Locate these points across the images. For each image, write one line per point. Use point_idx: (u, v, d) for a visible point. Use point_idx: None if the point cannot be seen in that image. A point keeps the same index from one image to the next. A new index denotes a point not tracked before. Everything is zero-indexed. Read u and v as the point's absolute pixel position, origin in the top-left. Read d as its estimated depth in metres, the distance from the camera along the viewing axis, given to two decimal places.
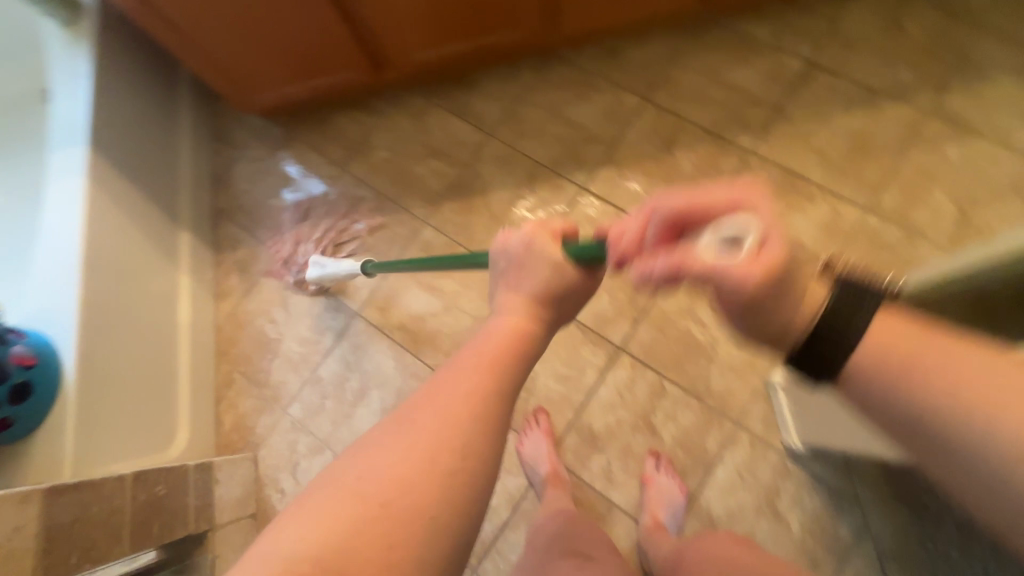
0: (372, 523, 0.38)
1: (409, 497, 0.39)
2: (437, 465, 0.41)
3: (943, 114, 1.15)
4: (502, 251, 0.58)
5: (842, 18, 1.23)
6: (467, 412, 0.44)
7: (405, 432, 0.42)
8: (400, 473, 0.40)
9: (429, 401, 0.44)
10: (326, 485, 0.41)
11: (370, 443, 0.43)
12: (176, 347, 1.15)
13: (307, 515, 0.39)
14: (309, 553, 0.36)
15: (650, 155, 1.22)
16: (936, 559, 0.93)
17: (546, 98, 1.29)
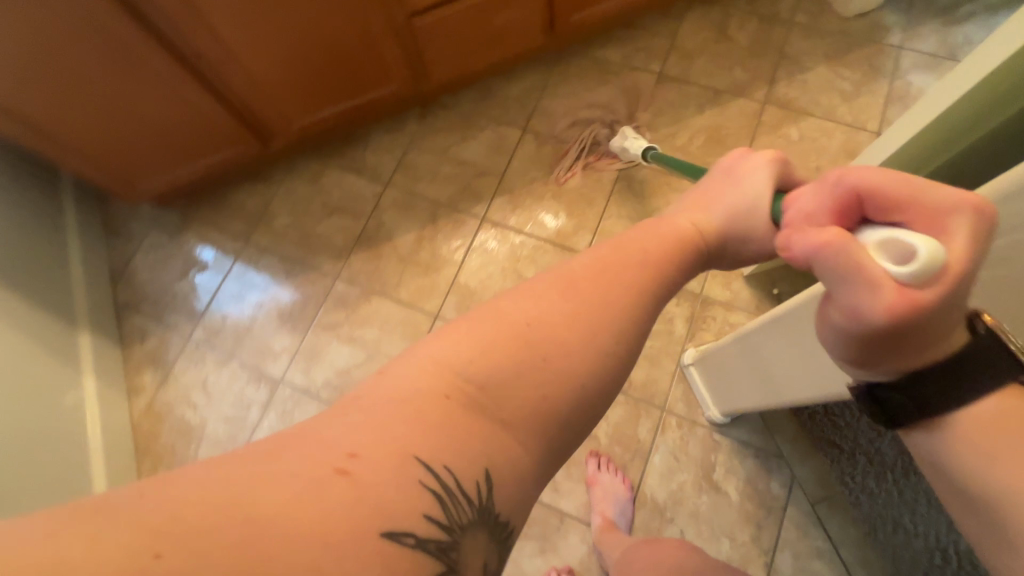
0: (516, 366, 0.39)
1: (556, 353, 0.40)
2: (591, 339, 0.41)
3: (777, 102, 1.31)
4: (718, 174, 0.56)
5: (679, 34, 1.40)
6: (621, 282, 0.44)
7: (569, 290, 0.43)
8: (557, 338, 0.41)
9: (602, 266, 0.45)
10: (469, 323, 0.41)
11: (532, 291, 0.43)
12: (89, 454, 1.09)
13: (438, 349, 0.39)
14: (457, 372, 0.38)
15: (538, 178, 1.31)
16: (858, 495, 0.99)
17: (434, 142, 1.37)
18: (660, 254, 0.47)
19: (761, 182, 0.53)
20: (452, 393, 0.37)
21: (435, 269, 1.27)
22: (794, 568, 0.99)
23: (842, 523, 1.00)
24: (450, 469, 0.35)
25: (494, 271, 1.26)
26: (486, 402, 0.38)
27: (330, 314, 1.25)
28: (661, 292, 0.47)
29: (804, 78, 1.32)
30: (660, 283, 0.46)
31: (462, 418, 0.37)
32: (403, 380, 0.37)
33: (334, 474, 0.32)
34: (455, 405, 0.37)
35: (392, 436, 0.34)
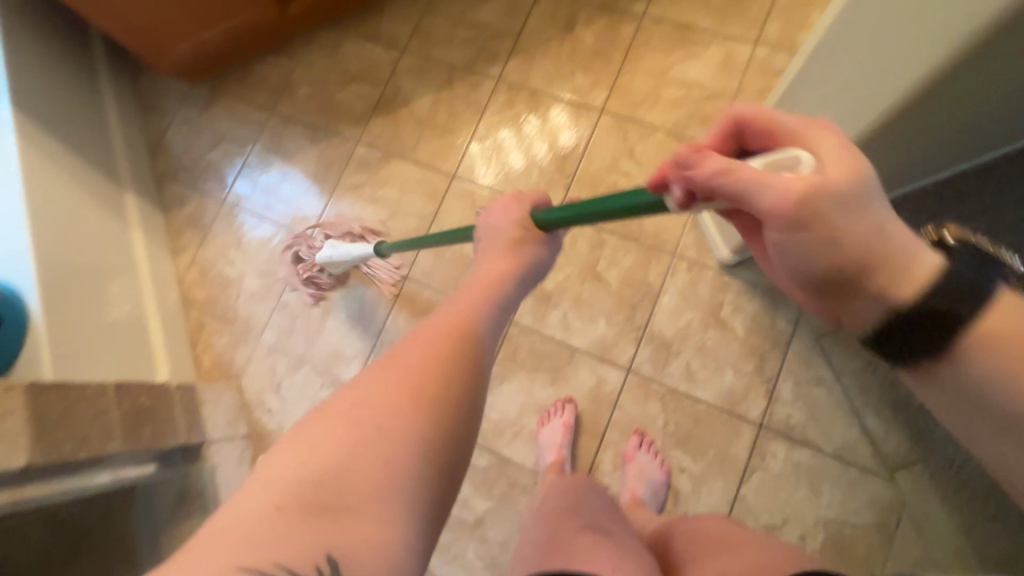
0: (349, 464, 0.44)
1: (384, 445, 0.45)
2: (404, 417, 0.47)
3: None
4: (485, 233, 0.72)
5: None
6: (416, 379, 0.49)
7: (392, 373, 0.50)
8: (377, 423, 0.46)
9: (403, 350, 0.52)
10: (293, 436, 0.46)
11: (358, 385, 0.49)
12: (142, 296, 1.20)
13: (271, 469, 0.43)
14: (288, 483, 0.42)
15: (553, 38, 1.30)
16: (866, 330, 1.01)
17: (449, 7, 1.36)
18: (478, 322, 0.57)
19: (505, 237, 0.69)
20: (289, 512, 0.41)
21: (452, 130, 1.29)
22: (795, 395, 1.04)
23: (847, 355, 1.02)
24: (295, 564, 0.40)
25: (509, 131, 1.27)
26: (319, 501, 0.42)
27: (352, 176, 1.30)
28: (464, 381, 0.51)
29: None
30: (467, 355, 0.53)
31: (303, 521, 0.41)
32: (238, 514, 0.41)
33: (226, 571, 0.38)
34: (291, 511, 0.41)
35: (257, 546, 0.39)
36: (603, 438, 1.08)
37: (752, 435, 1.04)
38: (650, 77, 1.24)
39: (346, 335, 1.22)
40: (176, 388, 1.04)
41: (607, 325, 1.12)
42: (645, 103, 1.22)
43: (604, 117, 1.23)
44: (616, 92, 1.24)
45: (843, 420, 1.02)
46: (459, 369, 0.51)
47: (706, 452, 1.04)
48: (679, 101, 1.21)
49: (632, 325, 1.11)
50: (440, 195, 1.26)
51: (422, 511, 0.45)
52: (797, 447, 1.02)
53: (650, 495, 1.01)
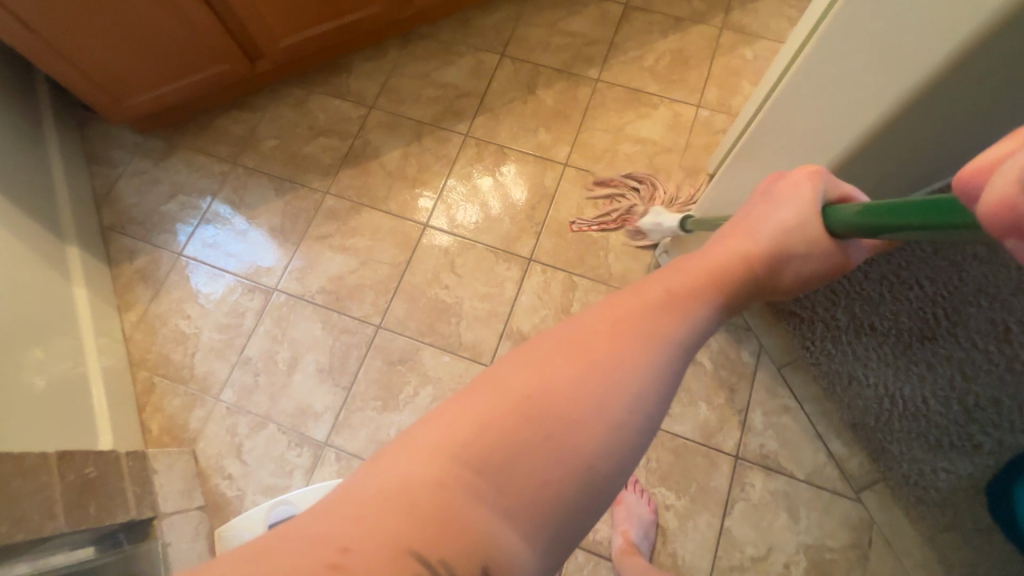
0: (521, 450, 0.36)
1: (567, 433, 0.37)
2: (604, 413, 0.38)
3: (733, 27, 1.43)
4: (774, 185, 0.52)
5: None
6: (570, 405, 0.37)
7: (582, 351, 0.39)
8: (565, 409, 0.37)
9: (573, 349, 0.40)
10: (466, 399, 0.38)
11: (510, 385, 0.38)
12: (84, 357, 1.10)
13: (435, 433, 0.37)
14: (446, 459, 0.35)
15: (516, 98, 1.39)
16: (817, 355, 1.10)
17: (415, 68, 1.43)
18: (659, 336, 0.40)
19: (795, 212, 0.49)
20: (447, 495, 0.34)
21: (423, 181, 1.32)
22: (764, 424, 1.10)
23: (805, 380, 1.12)
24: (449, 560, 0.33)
25: (478, 182, 1.32)
26: (485, 486, 0.35)
27: (320, 227, 1.29)
28: (670, 378, 0.40)
29: (756, 7, 1.45)
30: (642, 381, 0.39)
31: (460, 510, 0.34)
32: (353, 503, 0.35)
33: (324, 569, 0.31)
34: (449, 493, 0.35)
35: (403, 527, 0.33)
36: None
37: (730, 466, 1.07)
38: (607, 134, 1.35)
39: (316, 389, 1.16)
40: (125, 455, 0.94)
41: None
42: (605, 157, 1.32)
43: (568, 169, 1.32)
44: (577, 147, 1.34)
45: (810, 445, 1.08)
46: (656, 366, 0.39)
47: (689, 487, 1.06)
48: (635, 156, 1.32)
49: None
50: (412, 243, 1.27)
51: (583, 519, 0.37)
52: (772, 474, 1.06)
53: (642, 536, 1.00)
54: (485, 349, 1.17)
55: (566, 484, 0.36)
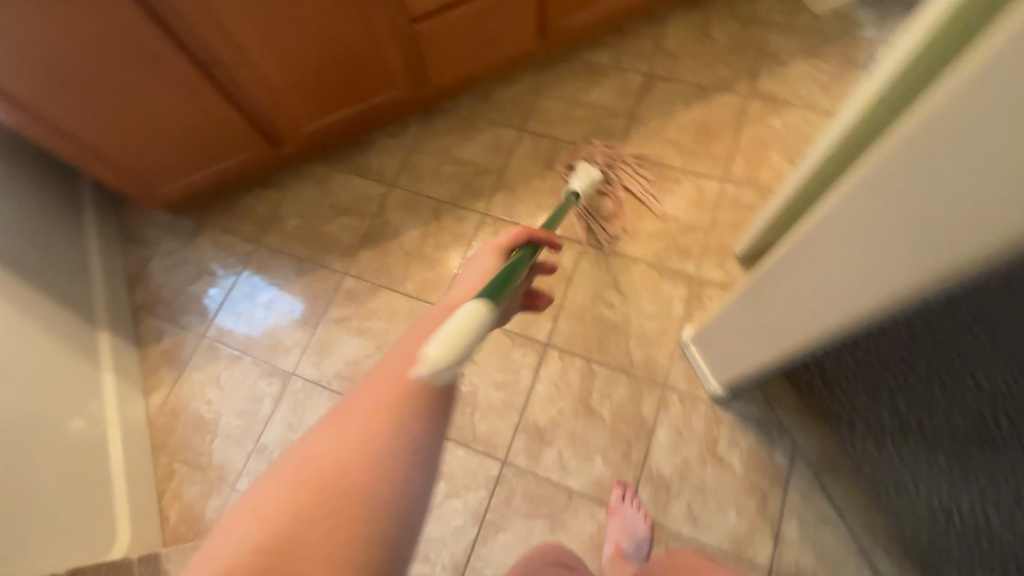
0: (320, 501, 0.41)
1: (361, 456, 0.44)
2: (393, 424, 0.46)
3: (761, 95, 1.38)
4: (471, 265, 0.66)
5: (665, 37, 1.47)
6: (414, 374, 0.49)
7: (367, 389, 0.49)
8: (361, 436, 0.45)
9: (364, 391, 0.49)
10: (284, 461, 0.45)
11: (335, 423, 0.47)
12: (107, 447, 1.12)
13: (244, 513, 0.41)
14: (250, 545, 0.39)
15: (535, 175, 1.38)
16: (860, 461, 1.03)
17: (435, 144, 1.44)
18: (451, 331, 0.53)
19: (491, 264, 0.65)
20: None
21: (439, 262, 1.31)
22: (801, 536, 1.01)
23: (845, 490, 1.02)
24: None
25: None
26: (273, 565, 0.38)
27: (338, 308, 1.29)
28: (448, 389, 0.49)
29: (785, 73, 1.40)
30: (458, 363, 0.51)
31: None
32: (312, 461, 0.44)
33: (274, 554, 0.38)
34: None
35: None
36: None
37: None
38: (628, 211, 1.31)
39: None
40: None
41: (604, 464, 1.09)
42: (625, 235, 1.28)
43: (588, 248, 1.28)
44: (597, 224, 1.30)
45: (853, 562, 0.99)
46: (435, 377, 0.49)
47: None
48: (658, 233, 1.27)
49: (629, 462, 1.09)
50: None
51: (405, 517, 0.43)
52: None
53: (634, 550, 1.00)
54: (500, 443, 1.13)
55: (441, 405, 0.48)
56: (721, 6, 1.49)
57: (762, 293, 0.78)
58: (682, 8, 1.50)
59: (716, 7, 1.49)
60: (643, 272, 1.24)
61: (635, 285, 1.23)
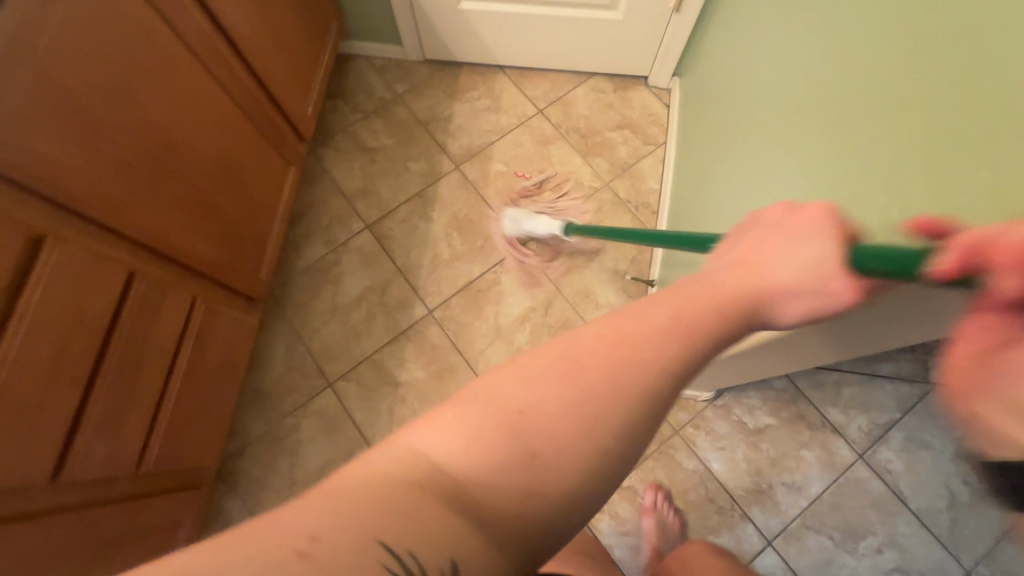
0: (498, 450, 0.30)
1: (549, 432, 0.31)
2: (610, 397, 0.32)
3: (463, 155, 1.33)
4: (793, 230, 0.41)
5: (339, 183, 1.31)
6: (705, 327, 0.34)
7: (656, 332, 0.33)
8: (571, 406, 0.31)
9: (630, 336, 0.33)
10: (523, 367, 0.33)
11: (610, 342, 0.33)
12: None
13: (450, 425, 0.31)
14: (425, 475, 0.30)
15: (392, 404, 1.15)
16: None
17: (274, 492, 1.09)
18: (734, 312, 0.36)
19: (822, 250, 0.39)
20: (399, 485, 0.29)
21: None
22: (843, 411, 1.13)
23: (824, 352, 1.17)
24: (388, 549, 0.27)
25: None
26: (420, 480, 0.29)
27: None
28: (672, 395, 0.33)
29: (456, 123, 1.36)
30: (608, 449, 0.31)
31: (404, 499, 0.29)
32: (541, 390, 0.32)
33: (468, 453, 0.30)
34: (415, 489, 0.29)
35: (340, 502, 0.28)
36: None
37: (864, 466, 1.10)
38: (493, 344, 1.19)
39: None
40: None
41: (716, 534, 1.07)
42: None
43: None
44: None
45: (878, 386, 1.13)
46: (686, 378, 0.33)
47: (869, 516, 1.07)
48: (535, 334, 1.19)
49: (724, 510, 1.09)
50: None
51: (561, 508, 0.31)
52: (887, 437, 1.11)
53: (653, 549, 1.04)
54: None
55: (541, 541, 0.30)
56: (349, 118, 1.36)
57: (745, 360, 0.83)
58: (323, 148, 1.33)
59: (347, 122, 1.35)
60: None
61: None
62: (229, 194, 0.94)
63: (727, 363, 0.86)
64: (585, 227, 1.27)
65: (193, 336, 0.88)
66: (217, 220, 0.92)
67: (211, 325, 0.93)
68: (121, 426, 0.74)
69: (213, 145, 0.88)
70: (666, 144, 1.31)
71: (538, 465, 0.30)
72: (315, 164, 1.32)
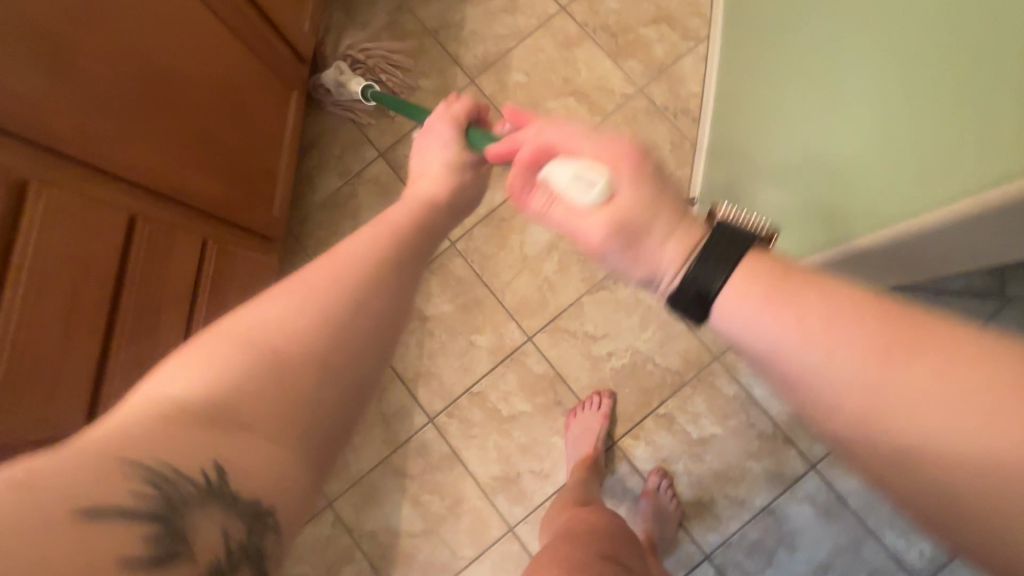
0: (253, 373, 0.35)
1: (288, 343, 0.37)
2: (328, 319, 0.39)
3: (479, 67, 1.20)
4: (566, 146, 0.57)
5: (347, 106, 1.21)
6: (342, 268, 0.42)
7: (333, 273, 0.42)
8: (298, 330, 0.38)
9: (321, 271, 0.41)
10: (271, 301, 0.39)
11: (311, 282, 0.41)
12: None
13: (213, 359, 0.35)
14: (183, 404, 0.33)
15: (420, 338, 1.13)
16: None
17: None
18: (397, 248, 0.46)
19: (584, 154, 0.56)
20: (179, 430, 0.31)
21: (462, 500, 1.08)
22: None
23: None
24: (141, 464, 0.29)
25: (497, 441, 1.09)
26: (190, 424, 0.32)
27: None
28: (362, 322, 0.41)
29: (469, 29, 1.21)
30: (326, 351, 0.38)
31: (187, 434, 0.32)
32: (261, 316, 0.38)
33: (211, 387, 0.34)
34: (189, 422, 0.32)
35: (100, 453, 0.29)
36: (868, 529, 1.01)
37: None
38: (520, 273, 1.13)
39: None
40: None
41: (756, 460, 1.05)
42: (546, 294, 1.12)
43: (537, 338, 1.11)
44: (516, 312, 1.12)
45: None
46: (374, 294, 0.42)
47: None
48: (563, 263, 1.13)
49: (766, 435, 1.05)
50: (526, 557, 1.05)
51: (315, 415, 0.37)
52: None
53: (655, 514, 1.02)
54: (686, 546, 1.04)
55: (314, 435, 0.37)
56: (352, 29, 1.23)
57: None
58: (327, 67, 1.22)
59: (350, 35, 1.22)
60: (594, 302, 1.11)
61: (601, 317, 1.11)
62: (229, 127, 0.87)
63: None
64: None
65: (210, 281, 0.85)
66: (219, 157, 0.86)
67: (229, 268, 0.90)
68: (147, 375, 0.74)
69: (203, 72, 0.79)
70: (709, 38, 1.14)
71: (297, 380, 0.37)
72: (320, 89, 1.22)
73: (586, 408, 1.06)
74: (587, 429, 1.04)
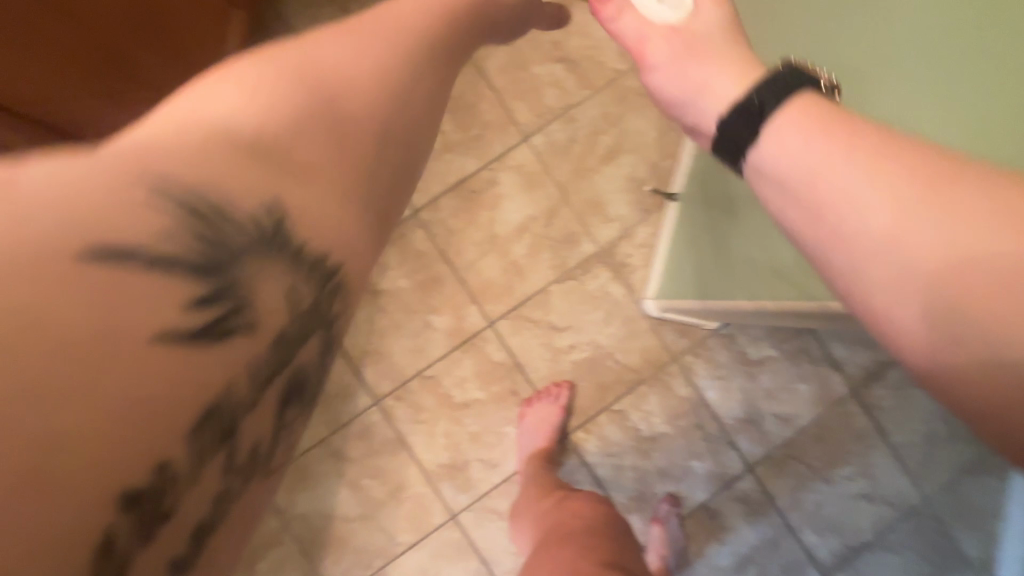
0: (299, 122, 0.31)
1: (352, 114, 0.33)
2: (408, 62, 0.38)
3: None
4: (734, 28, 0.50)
5: (303, 34, 1.04)
6: (435, 34, 0.41)
7: (404, 27, 0.39)
8: (369, 81, 0.35)
9: (378, 27, 0.38)
10: (316, 45, 0.34)
11: (384, 22, 0.38)
12: None
13: (255, 93, 0.31)
14: (205, 143, 0.28)
15: (371, 313, 1.05)
16: None
17: None
18: (448, 39, 0.42)
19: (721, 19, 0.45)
20: (165, 196, 0.26)
21: (405, 485, 1.03)
22: (849, 347, 1.08)
23: None
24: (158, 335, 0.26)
25: (447, 428, 1.04)
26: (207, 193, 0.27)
27: None
28: (430, 86, 0.39)
29: None
30: (401, 107, 0.36)
31: (198, 206, 0.27)
32: (342, 60, 0.34)
33: (204, 164, 0.28)
34: (219, 183, 0.28)
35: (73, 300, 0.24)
36: (789, 526, 1.07)
37: (856, 403, 1.08)
38: (484, 253, 1.06)
39: None
40: None
41: (699, 459, 1.07)
42: (512, 278, 1.06)
43: (498, 324, 1.06)
44: (478, 294, 1.06)
45: None
46: (441, 71, 0.40)
47: (850, 448, 1.08)
48: (532, 248, 1.06)
49: (711, 436, 1.08)
50: (468, 546, 1.03)
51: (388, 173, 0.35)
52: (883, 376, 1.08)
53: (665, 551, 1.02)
54: None
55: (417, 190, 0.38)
56: None
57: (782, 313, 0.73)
58: None
59: None
60: (560, 292, 1.06)
61: (565, 307, 1.06)
62: (126, 41, 0.75)
63: (766, 313, 0.76)
64: (602, 122, 1.07)
65: None
66: None
67: None
68: None
69: None
70: None
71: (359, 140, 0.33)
72: (270, 9, 1.04)
73: (543, 399, 1.03)
74: (541, 422, 1.01)
